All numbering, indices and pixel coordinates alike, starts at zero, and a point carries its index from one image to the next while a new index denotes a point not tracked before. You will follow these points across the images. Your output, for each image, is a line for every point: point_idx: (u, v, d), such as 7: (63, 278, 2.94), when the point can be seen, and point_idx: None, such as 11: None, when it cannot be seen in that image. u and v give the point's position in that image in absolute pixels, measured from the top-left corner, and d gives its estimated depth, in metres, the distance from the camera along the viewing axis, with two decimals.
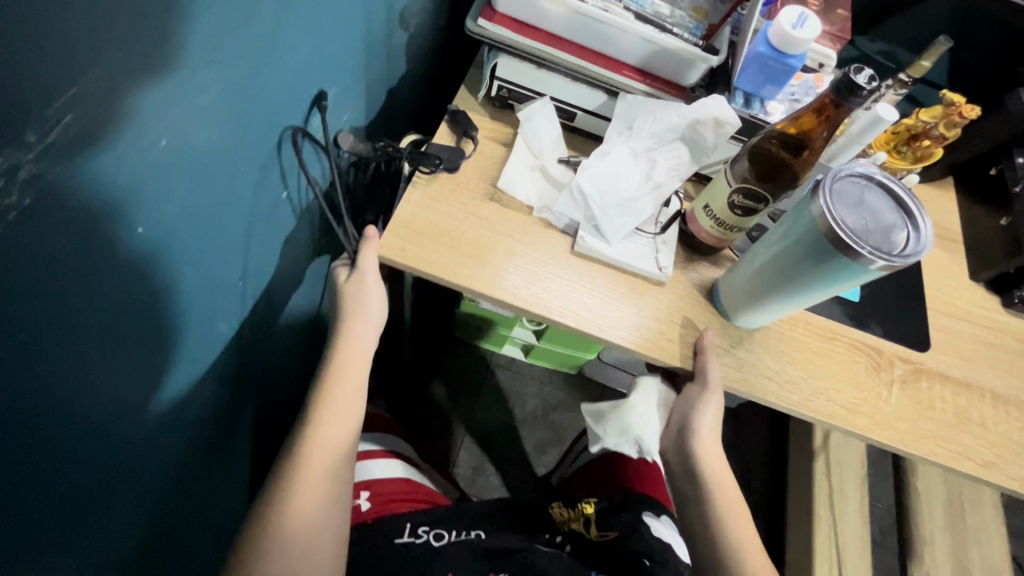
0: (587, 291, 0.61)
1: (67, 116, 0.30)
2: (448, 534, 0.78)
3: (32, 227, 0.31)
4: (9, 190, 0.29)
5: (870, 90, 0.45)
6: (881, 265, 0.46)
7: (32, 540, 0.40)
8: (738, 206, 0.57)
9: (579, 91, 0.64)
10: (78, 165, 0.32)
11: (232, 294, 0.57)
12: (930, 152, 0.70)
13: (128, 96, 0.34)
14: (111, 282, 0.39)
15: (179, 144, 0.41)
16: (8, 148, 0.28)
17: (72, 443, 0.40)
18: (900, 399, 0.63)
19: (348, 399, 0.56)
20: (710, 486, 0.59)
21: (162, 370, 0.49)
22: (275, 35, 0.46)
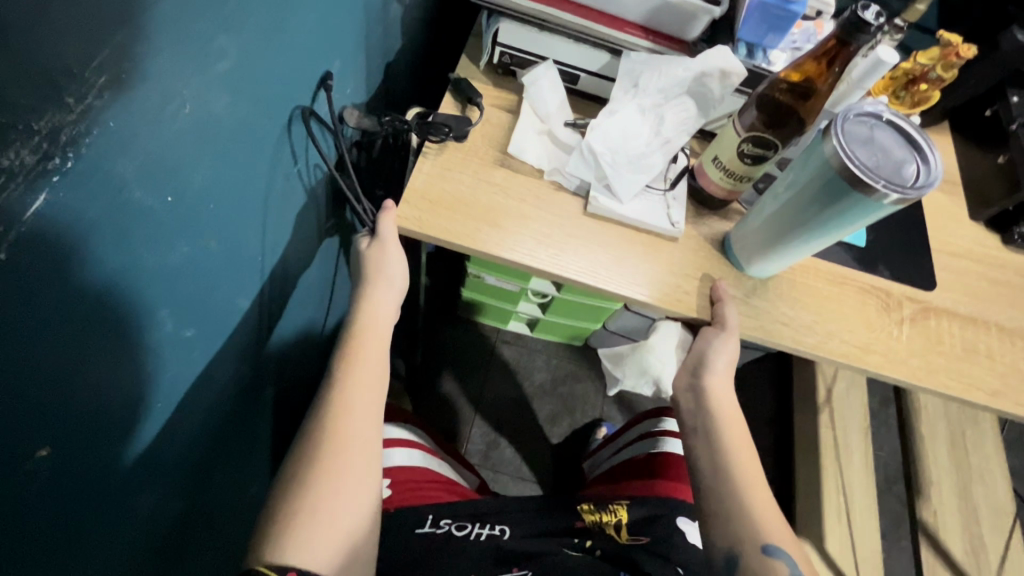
0: (603, 249, 0.62)
1: (102, 79, 0.31)
2: (471, 526, 0.75)
3: (77, 191, 0.32)
4: (53, 153, 0.29)
5: (877, 26, 0.45)
6: (895, 198, 0.47)
7: (76, 506, 0.40)
8: (747, 155, 0.57)
9: (582, 52, 0.64)
10: (115, 129, 0.33)
11: (252, 268, 0.57)
12: (927, 95, 0.72)
13: (156, 61, 0.34)
14: (142, 250, 0.39)
15: (202, 111, 0.41)
16: (51, 110, 0.29)
17: (108, 411, 0.41)
18: (911, 335, 0.65)
19: (374, 366, 0.57)
20: (724, 430, 0.57)
21: (191, 342, 0.50)
22: (287, 5, 0.47)
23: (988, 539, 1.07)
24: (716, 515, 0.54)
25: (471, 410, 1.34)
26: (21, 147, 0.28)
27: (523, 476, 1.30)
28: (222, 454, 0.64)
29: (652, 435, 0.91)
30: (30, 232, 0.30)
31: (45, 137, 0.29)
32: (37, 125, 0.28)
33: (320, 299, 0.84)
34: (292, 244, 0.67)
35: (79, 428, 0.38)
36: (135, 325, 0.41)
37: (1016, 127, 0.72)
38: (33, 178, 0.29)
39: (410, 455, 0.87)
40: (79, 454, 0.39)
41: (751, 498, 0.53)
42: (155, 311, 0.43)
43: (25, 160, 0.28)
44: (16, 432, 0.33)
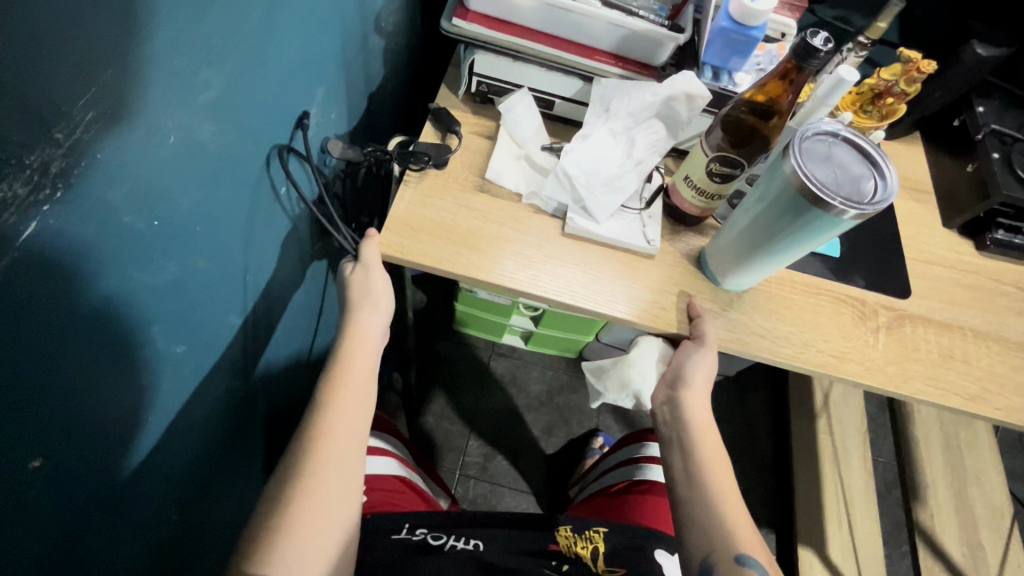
0: (580, 269, 0.64)
1: (89, 115, 0.33)
2: (447, 537, 0.79)
3: (67, 216, 0.34)
4: (43, 184, 0.32)
5: (826, 51, 0.48)
6: (853, 214, 0.49)
7: (70, 517, 0.42)
8: (716, 174, 0.59)
9: (556, 80, 0.67)
10: (103, 159, 0.35)
11: (239, 288, 0.59)
12: (893, 108, 0.74)
13: (142, 97, 0.37)
14: (132, 271, 0.41)
15: (188, 140, 0.43)
16: (41, 145, 0.31)
17: (97, 428, 0.43)
18: (887, 343, 0.66)
19: (358, 389, 0.58)
20: (699, 441, 0.60)
21: (183, 358, 0.52)
22: (266, 42, 0.49)
23: (987, 543, 1.07)
24: (693, 524, 0.57)
25: (467, 424, 1.35)
26: (13, 180, 0.30)
27: (520, 487, 1.31)
28: (213, 474, 0.65)
29: (634, 462, 0.94)
30: (22, 258, 0.32)
31: (36, 169, 0.31)
32: (29, 159, 0.30)
33: (307, 320, 0.86)
34: (278, 270, 0.69)
35: (77, 439, 0.40)
36: (125, 343, 0.43)
37: (982, 136, 0.74)
38: (24, 208, 0.31)
39: (386, 463, 0.89)
40: (78, 464, 0.41)
41: (727, 507, 0.57)
42: (146, 329, 0.45)
43: (17, 191, 0.30)
44: (14, 445, 0.35)
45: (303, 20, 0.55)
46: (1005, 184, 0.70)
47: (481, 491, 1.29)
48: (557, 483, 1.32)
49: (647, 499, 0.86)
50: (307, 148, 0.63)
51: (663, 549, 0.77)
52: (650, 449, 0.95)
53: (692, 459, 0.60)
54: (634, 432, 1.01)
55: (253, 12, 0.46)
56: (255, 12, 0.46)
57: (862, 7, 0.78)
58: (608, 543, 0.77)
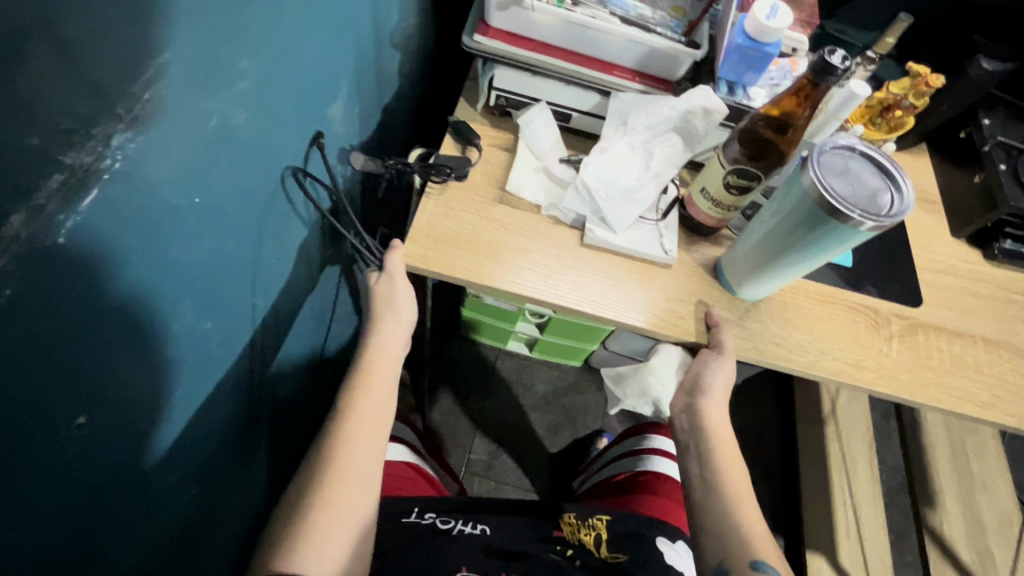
0: (599, 279, 0.65)
1: (146, 94, 0.36)
2: (454, 522, 0.79)
3: (121, 187, 0.36)
4: (105, 155, 0.34)
5: (844, 68, 0.49)
6: (871, 226, 0.50)
7: (101, 485, 0.43)
8: (733, 186, 0.61)
9: (573, 94, 0.68)
10: (154, 136, 0.38)
11: (268, 269, 0.61)
12: (901, 121, 0.75)
13: (190, 79, 0.39)
14: (172, 244, 0.43)
15: (226, 125, 0.45)
16: (104, 119, 0.34)
17: (129, 402, 0.44)
18: (900, 352, 0.67)
19: (379, 398, 0.59)
20: (715, 448, 0.62)
21: (211, 335, 0.53)
22: (293, 44, 0.51)
23: (996, 550, 1.07)
24: (712, 530, 0.59)
25: (473, 422, 1.37)
26: (81, 150, 0.33)
27: (522, 485, 1.32)
28: (228, 468, 0.66)
29: (637, 454, 0.97)
30: (83, 222, 0.34)
31: (99, 142, 0.34)
32: (93, 131, 0.33)
33: (320, 325, 0.87)
34: (295, 274, 0.70)
35: (116, 403, 0.42)
36: (162, 315, 0.45)
37: (989, 148, 0.75)
38: (88, 176, 0.33)
39: (397, 448, 0.90)
40: (116, 427, 0.43)
41: (747, 514, 0.59)
42: (179, 304, 0.47)
43: (84, 160, 0.33)
44: (61, 400, 0.37)
45: (326, 25, 0.56)
46: (1012, 196, 0.71)
47: (485, 489, 1.31)
48: (562, 483, 1.33)
49: (652, 488, 0.89)
50: (325, 166, 0.64)
51: (666, 538, 0.79)
52: (657, 441, 0.97)
53: (707, 464, 0.61)
54: (642, 424, 1.03)
55: (278, 19, 0.48)
56: (280, 19, 0.48)
57: (862, 23, 0.80)
58: (611, 532, 0.79)
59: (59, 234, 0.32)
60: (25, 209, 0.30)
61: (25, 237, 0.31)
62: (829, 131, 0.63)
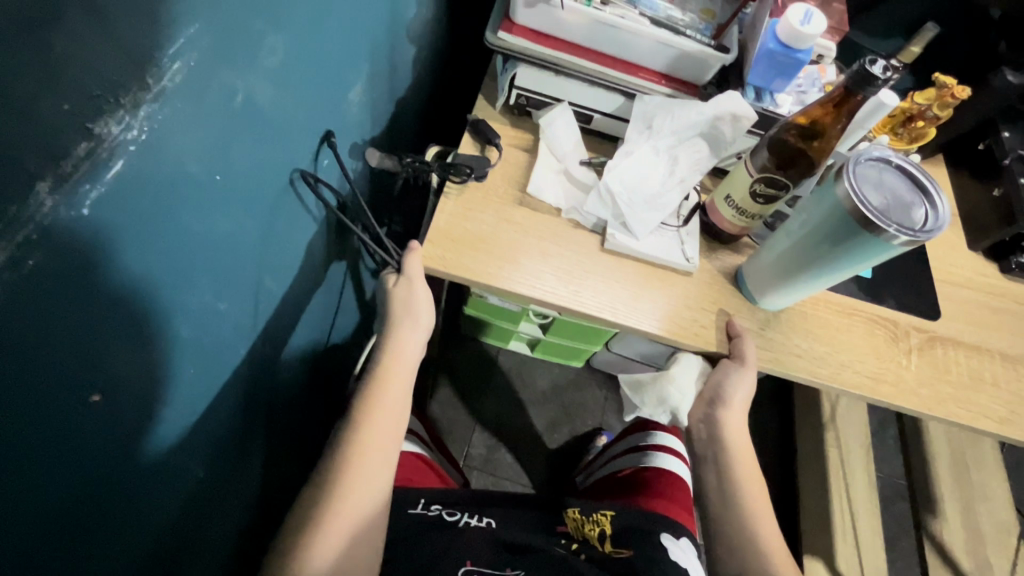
0: (620, 286, 0.64)
1: (176, 65, 0.34)
2: (460, 514, 0.77)
3: (147, 159, 0.34)
4: (132, 125, 0.32)
5: (886, 78, 0.48)
6: (905, 240, 0.49)
7: (111, 471, 0.41)
8: (759, 194, 0.60)
9: (597, 95, 0.67)
10: (182, 109, 0.36)
11: (281, 256, 0.59)
12: (923, 132, 0.76)
13: (219, 51, 0.38)
14: (194, 222, 0.42)
15: (251, 103, 0.44)
16: (134, 87, 0.32)
17: (139, 388, 0.42)
18: (919, 365, 0.67)
19: (393, 408, 0.58)
20: (733, 458, 0.61)
21: (226, 316, 0.51)
22: (318, 23, 0.50)
23: (994, 560, 1.08)
24: (727, 543, 0.60)
25: (472, 417, 1.35)
26: (109, 118, 0.31)
27: (521, 481, 1.31)
28: (236, 463, 0.65)
29: (641, 451, 0.94)
30: (105, 194, 0.32)
31: (129, 110, 0.32)
32: (123, 100, 0.31)
33: (325, 321, 0.85)
34: (305, 267, 0.68)
35: (131, 384, 0.41)
36: (176, 296, 0.43)
37: (1009, 162, 0.74)
38: (114, 147, 0.32)
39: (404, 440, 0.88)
40: (131, 406, 0.42)
41: (761, 526, 0.59)
42: (196, 284, 0.45)
43: (111, 129, 0.31)
44: (79, 376, 0.35)
45: (348, 8, 0.55)
46: None
47: (484, 483, 1.29)
48: (562, 479, 1.32)
49: (654, 483, 0.87)
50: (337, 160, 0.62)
51: (670, 534, 0.74)
52: (657, 436, 0.95)
53: (726, 473, 0.61)
54: (639, 423, 1.03)
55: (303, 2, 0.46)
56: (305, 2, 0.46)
57: (874, 29, 0.79)
58: (615, 528, 0.75)
59: (84, 205, 0.30)
60: (51, 177, 0.29)
61: (50, 206, 0.29)
62: (856, 138, 0.62)
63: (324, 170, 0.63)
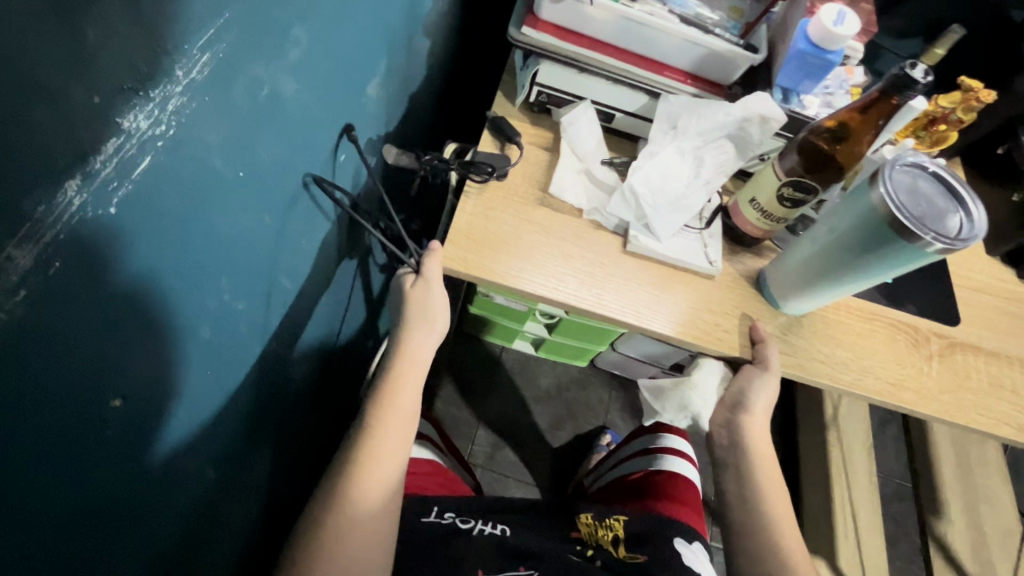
0: (644, 289, 0.63)
1: (206, 55, 0.33)
2: (475, 522, 0.75)
3: (174, 157, 0.33)
4: (161, 120, 0.31)
5: (926, 84, 0.47)
6: (940, 248, 0.48)
7: (131, 481, 0.39)
8: (786, 198, 0.59)
9: (620, 93, 0.65)
10: (209, 102, 0.35)
11: (297, 254, 0.57)
12: (946, 135, 0.74)
13: (247, 43, 0.36)
14: (219, 220, 0.40)
15: (276, 97, 0.42)
16: (163, 80, 0.30)
17: (156, 395, 0.40)
18: (940, 371, 0.66)
19: (405, 412, 0.57)
20: (755, 465, 0.61)
21: (245, 318, 0.50)
22: (341, 12, 0.48)
23: (998, 561, 1.09)
24: (747, 551, 0.60)
25: (476, 416, 1.34)
26: (138, 112, 0.29)
27: (525, 479, 1.30)
28: (250, 466, 0.63)
29: (650, 453, 0.93)
30: (134, 193, 0.31)
31: (158, 105, 0.30)
32: (153, 94, 0.30)
33: (335, 320, 0.83)
34: (317, 266, 0.66)
35: (153, 391, 0.39)
36: (196, 298, 0.41)
37: None
38: (144, 143, 0.30)
39: (419, 449, 0.87)
40: (154, 413, 0.40)
41: (783, 533, 0.59)
42: (217, 285, 0.43)
43: (140, 124, 0.30)
44: (106, 381, 0.34)
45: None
46: None
47: (488, 480, 1.29)
48: (566, 477, 1.32)
49: (663, 486, 0.86)
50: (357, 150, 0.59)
51: (682, 538, 0.72)
52: (666, 438, 0.94)
53: (747, 479, 0.61)
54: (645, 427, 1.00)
55: None
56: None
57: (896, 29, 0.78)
58: (628, 532, 0.73)
59: (111, 204, 0.29)
60: (79, 174, 0.27)
61: (78, 206, 0.27)
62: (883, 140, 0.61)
63: (341, 166, 0.61)
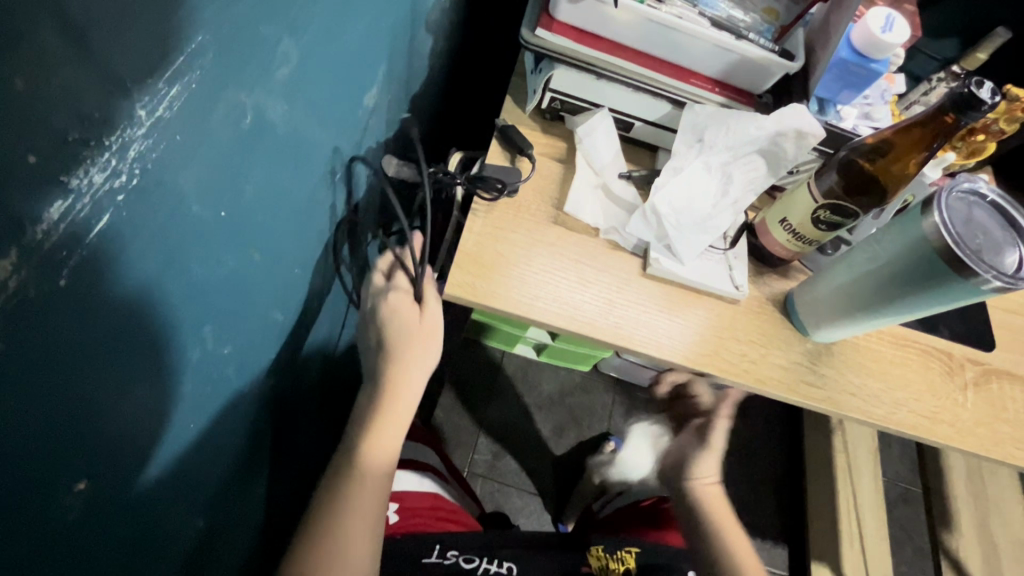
0: (666, 317, 0.58)
1: (173, 89, 0.28)
2: (480, 561, 0.73)
3: (140, 209, 0.29)
4: (120, 170, 0.27)
5: (993, 105, 0.42)
6: (997, 286, 0.44)
7: (100, 555, 0.36)
8: (823, 221, 0.54)
9: (641, 101, 0.60)
10: (180, 142, 0.30)
11: (288, 282, 0.53)
12: (982, 146, 0.69)
13: (223, 68, 0.31)
14: (196, 265, 0.37)
15: (262, 121, 0.38)
16: (121, 125, 0.26)
17: (122, 461, 0.36)
18: (976, 402, 0.62)
19: (395, 419, 0.56)
20: None
21: (229, 359, 0.47)
22: (336, 20, 0.43)
23: None
24: None
25: (477, 422, 1.31)
26: (90, 165, 0.25)
27: (528, 488, 1.28)
28: (245, 507, 0.59)
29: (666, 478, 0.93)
30: (90, 257, 0.27)
31: (116, 154, 0.26)
32: (109, 142, 0.26)
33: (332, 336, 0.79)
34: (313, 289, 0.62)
35: (122, 455, 0.36)
36: (174, 347, 0.38)
37: None
38: (99, 199, 0.26)
39: (420, 481, 0.82)
40: (123, 480, 0.37)
41: None
42: (198, 331, 0.40)
43: (93, 180, 0.26)
44: (66, 457, 0.30)
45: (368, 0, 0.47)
46: None
47: (489, 490, 1.26)
48: (569, 487, 1.29)
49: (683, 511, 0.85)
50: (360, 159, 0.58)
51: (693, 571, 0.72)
52: None
53: None
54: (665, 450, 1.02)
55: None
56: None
57: (935, 30, 0.73)
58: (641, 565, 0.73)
59: (61, 275, 0.26)
60: (16, 249, 0.23)
61: (15, 286, 0.24)
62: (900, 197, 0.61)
63: (336, 182, 0.56)
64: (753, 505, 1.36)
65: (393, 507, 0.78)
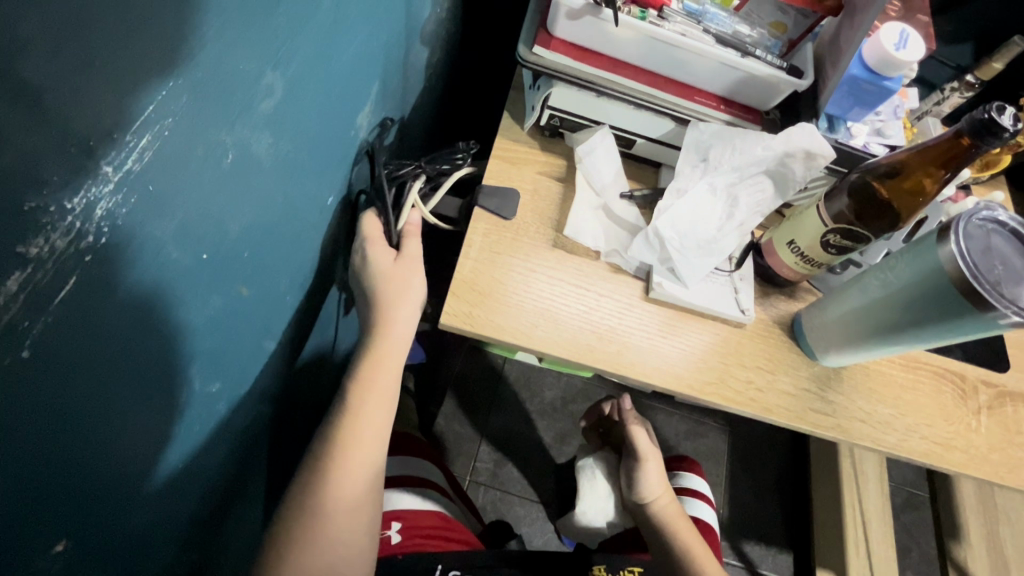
0: (668, 343, 0.56)
1: (143, 141, 0.27)
2: None
3: (111, 265, 0.28)
4: (85, 231, 0.25)
5: (1014, 132, 0.41)
6: (1015, 320, 0.42)
7: None
8: (833, 245, 0.52)
9: (643, 118, 0.58)
10: (154, 192, 0.29)
11: (281, 309, 0.51)
12: (997, 159, 0.67)
13: (200, 111, 0.30)
14: (179, 312, 0.35)
15: (246, 156, 0.36)
16: (87, 183, 0.24)
17: (109, 514, 0.35)
18: (990, 426, 0.60)
19: (377, 402, 0.54)
20: None
21: (219, 396, 0.45)
22: (326, 45, 0.41)
23: None
24: None
25: (478, 430, 1.29)
26: (50, 231, 0.24)
27: (530, 497, 1.26)
28: (241, 537, 0.58)
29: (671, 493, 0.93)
30: (56, 322, 0.26)
31: (80, 215, 0.25)
32: (71, 204, 0.24)
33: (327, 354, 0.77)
34: (308, 312, 0.60)
35: (104, 512, 0.34)
36: (159, 396, 0.36)
37: None
38: (64, 263, 0.25)
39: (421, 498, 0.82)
40: (105, 537, 0.35)
41: None
42: (184, 373, 0.38)
43: (55, 245, 0.24)
44: (41, 525, 0.29)
45: (359, 22, 0.45)
46: None
47: (490, 499, 1.25)
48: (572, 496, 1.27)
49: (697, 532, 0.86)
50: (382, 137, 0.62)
51: None
52: (687, 479, 0.94)
53: None
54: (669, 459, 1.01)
55: (307, 24, 0.37)
56: (310, 24, 0.37)
57: (950, 37, 0.70)
58: None
59: (24, 347, 0.24)
60: None
61: None
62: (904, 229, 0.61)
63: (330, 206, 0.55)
64: (758, 511, 1.34)
65: (395, 526, 0.76)
